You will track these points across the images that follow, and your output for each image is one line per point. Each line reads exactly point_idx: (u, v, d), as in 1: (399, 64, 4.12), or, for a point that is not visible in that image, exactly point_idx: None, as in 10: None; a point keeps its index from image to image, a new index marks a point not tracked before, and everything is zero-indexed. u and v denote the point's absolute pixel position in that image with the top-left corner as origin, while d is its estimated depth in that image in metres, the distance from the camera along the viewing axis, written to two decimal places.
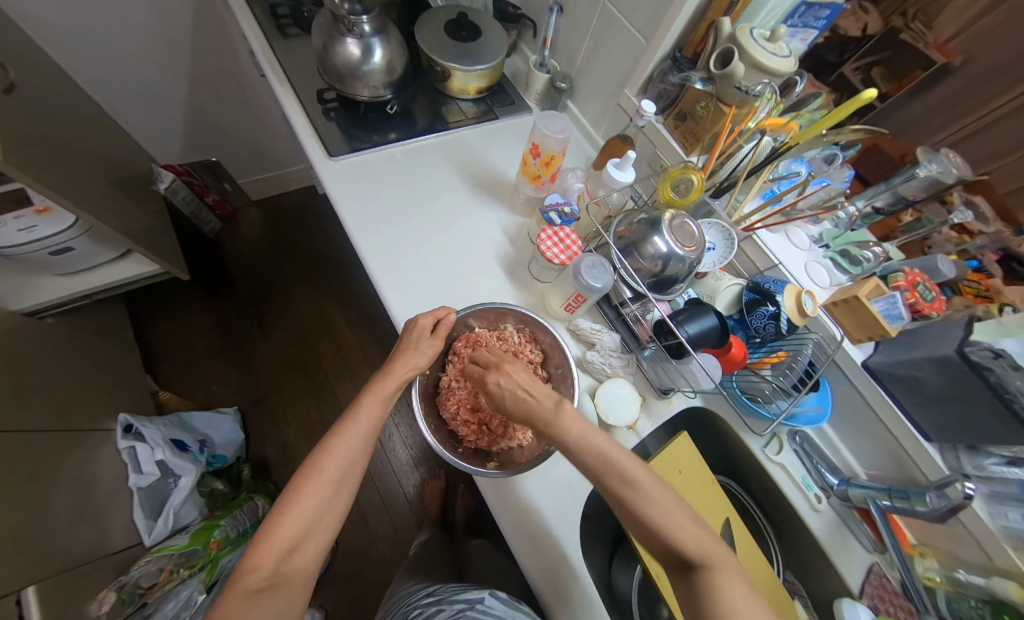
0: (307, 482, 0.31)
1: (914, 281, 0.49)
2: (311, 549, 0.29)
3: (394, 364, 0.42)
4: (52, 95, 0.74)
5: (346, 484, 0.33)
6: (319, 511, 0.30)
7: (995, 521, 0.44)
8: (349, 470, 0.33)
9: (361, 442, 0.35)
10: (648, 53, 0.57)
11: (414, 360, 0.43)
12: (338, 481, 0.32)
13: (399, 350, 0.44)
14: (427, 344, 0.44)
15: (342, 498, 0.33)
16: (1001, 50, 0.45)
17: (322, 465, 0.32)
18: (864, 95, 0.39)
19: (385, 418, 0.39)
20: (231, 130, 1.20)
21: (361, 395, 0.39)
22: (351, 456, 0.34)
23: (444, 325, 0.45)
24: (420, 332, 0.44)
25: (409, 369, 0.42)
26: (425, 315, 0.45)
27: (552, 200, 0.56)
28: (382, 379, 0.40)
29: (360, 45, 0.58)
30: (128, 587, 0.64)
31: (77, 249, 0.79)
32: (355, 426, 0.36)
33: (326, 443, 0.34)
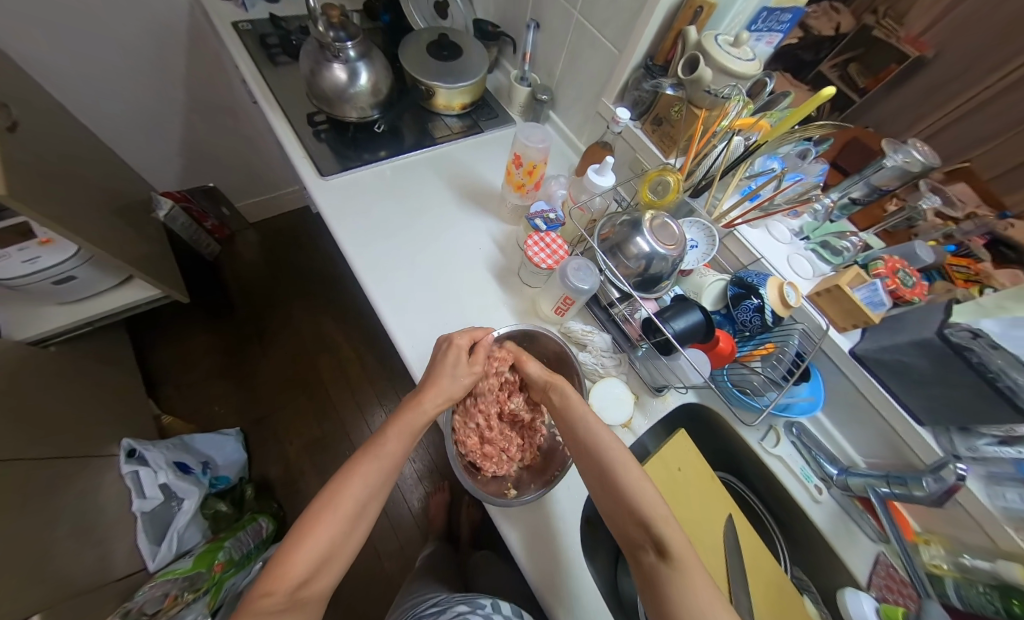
0: (324, 515, 0.32)
1: (894, 268, 0.50)
2: (323, 579, 0.31)
3: (427, 391, 0.41)
4: (55, 131, 0.77)
5: (361, 519, 0.34)
6: (335, 543, 0.32)
7: (994, 502, 0.44)
8: (365, 505, 0.35)
9: (380, 478, 0.36)
10: (621, 64, 0.59)
11: (447, 387, 0.41)
12: (355, 514, 0.33)
13: (432, 370, 0.43)
14: (465, 370, 0.43)
15: (356, 531, 0.34)
16: (972, 40, 0.47)
17: (339, 499, 0.33)
18: (824, 93, 0.41)
19: (405, 456, 0.39)
20: (227, 155, 1.24)
21: (385, 427, 0.39)
22: (367, 492, 0.35)
23: (479, 348, 0.45)
24: (457, 354, 0.43)
25: (442, 397, 0.41)
26: (461, 336, 0.44)
27: (538, 208, 0.59)
28: (412, 411, 0.39)
29: (346, 69, 0.61)
30: (132, 614, 0.63)
31: (79, 278, 0.81)
32: (379, 459, 0.37)
33: (347, 476, 0.35)
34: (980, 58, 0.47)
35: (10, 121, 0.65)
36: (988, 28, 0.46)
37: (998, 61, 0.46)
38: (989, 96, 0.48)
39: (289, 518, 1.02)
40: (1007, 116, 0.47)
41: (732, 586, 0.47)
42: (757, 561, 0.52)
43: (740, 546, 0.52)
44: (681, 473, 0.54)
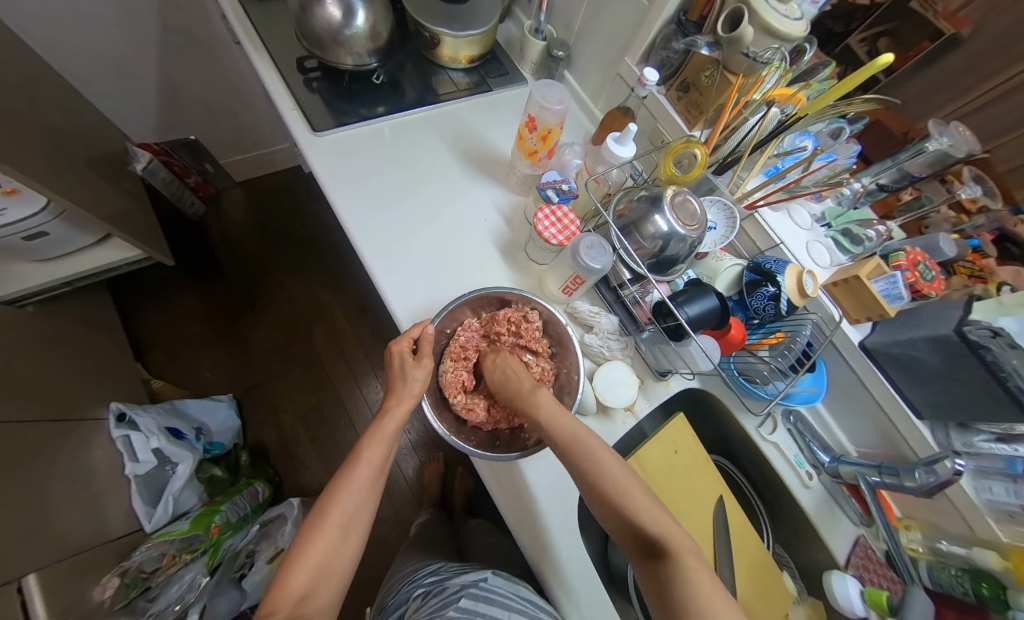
0: (317, 529, 0.31)
1: (915, 260, 0.48)
2: (326, 595, 0.29)
3: (391, 401, 0.41)
4: (7, 63, 0.68)
5: (353, 530, 0.33)
6: (329, 557, 0.30)
7: (979, 495, 0.45)
8: (355, 516, 0.33)
9: (368, 486, 0.35)
10: (649, 18, 0.53)
11: (406, 390, 0.41)
12: (347, 521, 0.33)
13: (388, 382, 0.43)
14: (412, 368, 0.42)
15: (350, 542, 0.33)
16: (1008, 20, 0.43)
17: (327, 513, 0.32)
18: (881, 60, 0.37)
19: (390, 461, 0.39)
20: (208, 106, 1.14)
21: (363, 438, 0.39)
22: (356, 500, 0.34)
23: (422, 344, 0.43)
24: (401, 359, 0.42)
25: (407, 400, 0.41)
26: (401, 340, 0.43)
27: (549, 178, 0.54)
28: (382, 419, 0.39)
29: (341, 7, 0.54)
30: (131, 572, 0.65)
31: (52, 234, 0.75)
32: (360, 469, 0.36)
33: (333, 490, 0.34)
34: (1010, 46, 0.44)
35: None
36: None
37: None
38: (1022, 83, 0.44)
39: (285, 483, 1.04)
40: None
41: (719, 562, 0.50)
42: (745, 541, 0.54)
43: (728, 526, 0.53)
44: (677, 455, 0.54)
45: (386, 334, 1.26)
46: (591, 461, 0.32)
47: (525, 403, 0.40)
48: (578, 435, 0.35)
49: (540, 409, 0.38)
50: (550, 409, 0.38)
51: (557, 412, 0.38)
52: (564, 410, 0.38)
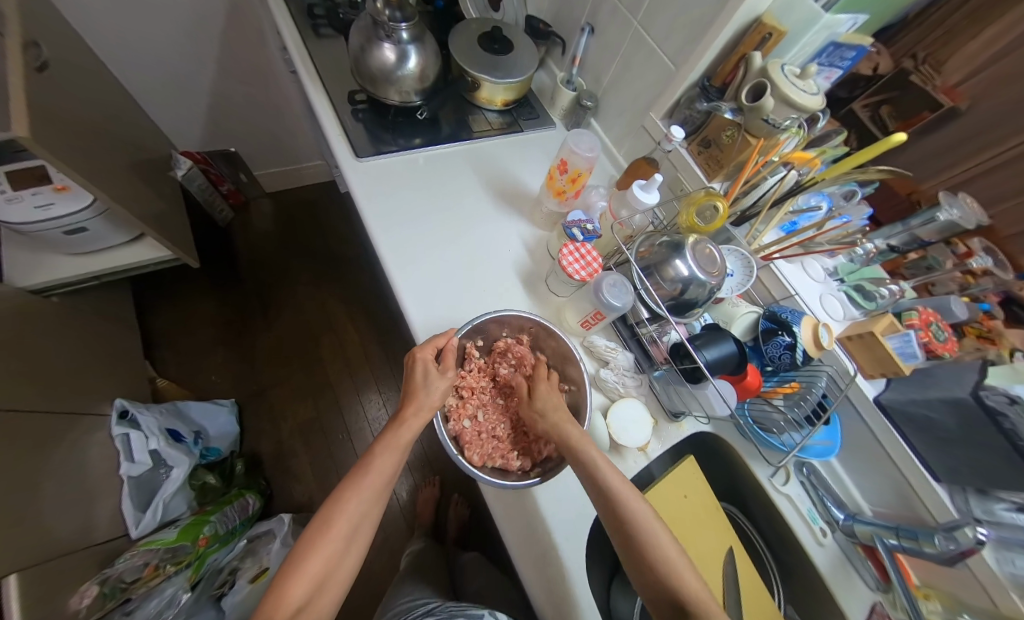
0: (323, 532, 0.32)
1: (927, 320, 0.49)
2: (320, 608, 0.29)
3: (407, 408, 0.41)
4: (80, 74, 0.74)
5: (357, 539, 0.34)
6: (328, 568, 0.30)
7: (1002, 568, 0.43)
8: (359, 525, 0.34)
9: (373, 496, 0.35)
10: (677, 79, 0.58)
11: (424, 400, 0.41)
12: (352, 526, 0.33)
13: (408, 383, 0.43)
14: (436, 378, 0.42)
15: (352, 551, 0.33)
16: (1008, 96, 0.46)
17: (333, 520, 0.32)
18: (893, 139, 0.39)
19: (398, 470, 0.39)
20: (251, 123, 1.21)
21: (376, 444, 0.39)
22: (362, 509, 0.34)
23: (447, 354, 0.44)
24: (424, 367, 0.42)
25: (422, 412, 0.41)
26: (425, 348, 0.43)
27: (575, 217, 0.57)
28: (398, 428, 0.39)
29: (396, 51, 0.59)
30: (111, 581, 0.62)
31: (91, 231, 0.79)
32: (368, 477, 0.36)
33: (341, 495, 0.35)
34: (1006, 121, 0.47)
35: (39, 60, 0.62)
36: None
37: None
38: None
39: (275, 496, 1.01)
40: None
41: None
42: (756, 601, 0.51)
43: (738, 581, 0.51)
44: (687, 501, 0.53)
45: (394, 350, 1.27)
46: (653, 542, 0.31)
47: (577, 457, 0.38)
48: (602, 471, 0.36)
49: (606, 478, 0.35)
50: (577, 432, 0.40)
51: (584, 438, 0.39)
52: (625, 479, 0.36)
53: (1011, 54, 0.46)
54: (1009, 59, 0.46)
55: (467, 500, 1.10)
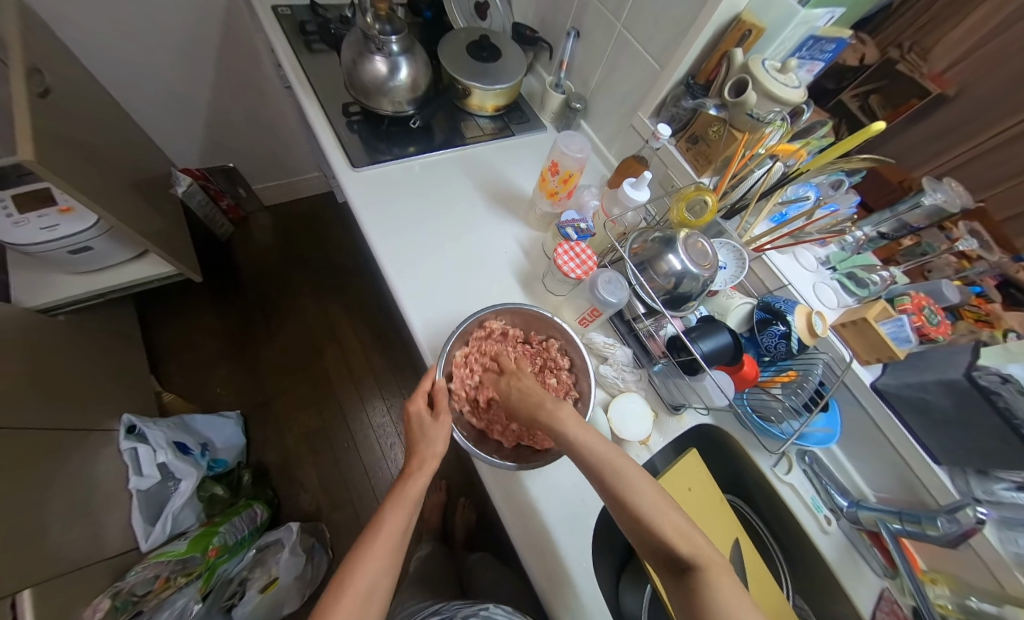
0: (365, 548, 0.32)
1: (920, 304, 0.50)
2: None
3: (412, 464, 0.40)
4: (81, 97, 0.76)
5: (375, 602, 0.29)
6: None
7: (1005, 547, 0.43)
8: (376, 588, 0.30)
9: (407, 520, 0.35)
10: (662, 79, 0.59)
11: (429, 450, 0.41)
12: (394, 543, 0.33)
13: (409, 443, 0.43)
14: (432, 426, 0.42)
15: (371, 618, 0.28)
16: (994, 81, 0.47)
17: (374, 539, 0.32)
18: (874, 128, 0.40)
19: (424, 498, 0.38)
20: (248, 138, 1.23)
21: (385, 503, 0.36)
22: (377, 569, 0.30)
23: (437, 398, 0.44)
24: (421, 420, 0.43)
25: (432, 458, 0.40)
26: (415, 400, 0.44)
27: (568, 217, 0.58)
28: (414, 468, 0.39)
29: (387, 63, 0.61)
30: (122, 594, 0.63)
31: (96, 249, 0.80)
32: (380, 535, 0.33)
33: (354, 557, 0.31)
34: (992, 106, 0.49)
35: (42, 86, 0.64)
36: (1009, 69, 0.46)
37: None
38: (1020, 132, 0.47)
39: (283, 506, 1.01)
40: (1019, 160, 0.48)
41: None
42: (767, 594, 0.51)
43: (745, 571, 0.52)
44: (691, 493, 0.53)
45: (395, 356, 1.28)
46: (617, 480, 0.29)
47: (547, 417, 0.37)
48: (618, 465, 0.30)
49: (568, 428, 0.34)
50: (577, 427, 0.35)
51: (583, 430, 0.34)
52: (592, 429, 0.35)
53: (992, 41, 0.47)
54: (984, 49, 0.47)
55: (473, 503, 1.10)
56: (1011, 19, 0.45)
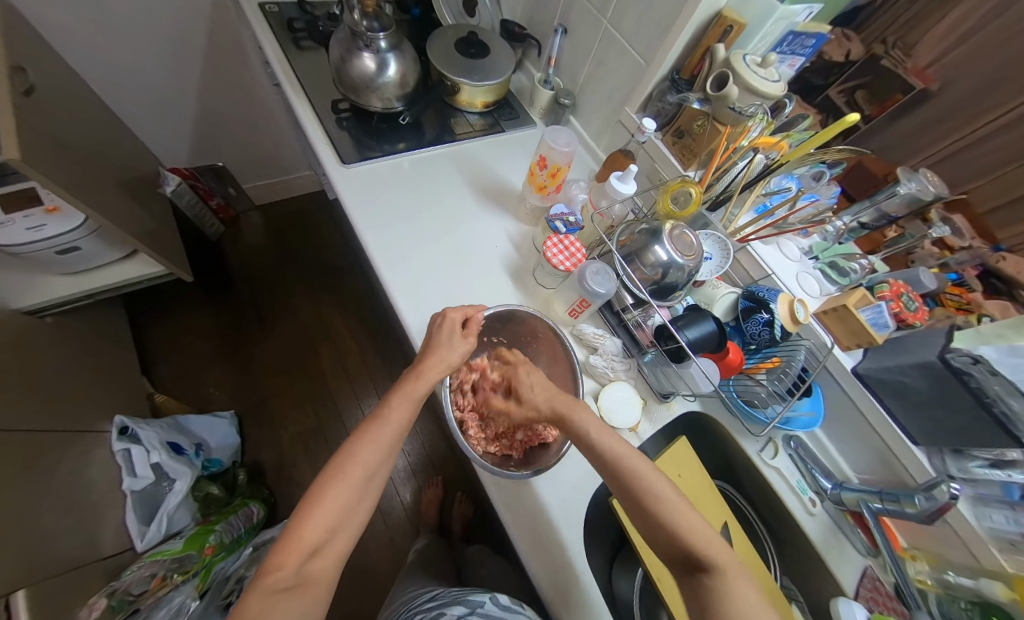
0: (338, 472, 0.32)
1: (898, 292, 0.52)
2: (334, 551, 0.29)
3: (426, 364, 0.42)
4: (66, 95, 0.75)
5: (370, 487, 0.34)
6: (343, 514, 0.30)
7: (981, 523, 0.45)
8: (373, 474, 0.34)
9: (388, 447, 0.35)
10: (648, 74, 0.60)
11: (446, 357, 0.42)
12: (372, 473, 0.34)
13: (427, 344, 0.44)
14: (457, 343, 0.43)
15: (365, 498, 0.33)
16: (976, 74, 0.49)
17: (349, 465, 0.32)
18: (847, 120, 0.42)
19: (411, 425, 0.39)
20: (238, 137, 1.22)
21: (391, 395, 0.39)
22: (376, 458, 0.34)
23: (471, 323, 0.46)
24: (450, 329, 0.44)
25: (442, 368, 0.42)
26: (455, 311, 0.45)
27: (558, 210, 0.59)
28: (415, 380, 0.40)
29: (376, 59, 0.61)
30: (118, 594, 0.62)
31: (83, 249, 0.80)
32: (382, 429, 0.36)
33: (356, 442, 0.35)
34: (976, 98, 0.50)
35: (24, 84, 0.63)
36: (993, 62, 0.47)
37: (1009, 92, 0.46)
38: (1003, 125, 0.48)
39: (279, 504, 1.02)
40: (1002, 153, 0.49)
41: None
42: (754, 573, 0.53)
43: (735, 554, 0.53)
44: (680, 480, 0.54)
45: (391, 354, 1.28)
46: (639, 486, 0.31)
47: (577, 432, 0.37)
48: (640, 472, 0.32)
49: (599, 439, 0.35)
50: (606, 438, 0.35)
51: (617, 442, 0.35)
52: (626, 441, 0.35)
53: (974, 36, 0.48)
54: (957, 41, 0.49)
55: (470, 498, 1.11)
56: (991, 16, 0.47)
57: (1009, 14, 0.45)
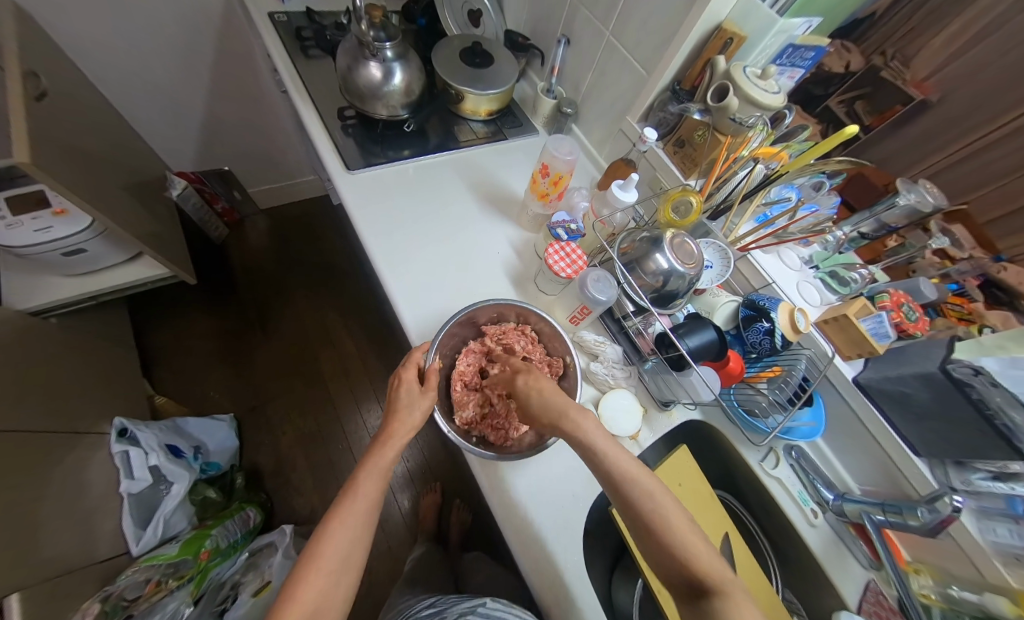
0: (330, 528, 0.33)
1: (899, 302, 0.52)
2: None
3: (392, 427, 0.42)
4: (77, 101, 0.77)
5: (348, 569, 0.32)
6: (322, 600, 0.29)
7: (984, 535, 0.44)
8: (351, 553, 0.33)
9: (362, 521, 0.35)
10: (649, 84, 0.61)
11: (409, 418, 0.42)
12: (360, 526, 0.35)
13: (391, 407, 0.44)
14: (420, 397, 0.43)
15: (344, 582, 0.31)
16: (972, 89, 0.49)
17: (323, 547, 0.32)
18: (846, 132, 0.42)
19: (385, 494, 0.38)
20: (244, 142, 1.23)
21: (361, 469, 0.39)
22: (353, 534, 0.34)
23: (428, 374, 0.45)
24: (408, 387, 0.44)
25: (408, 430, 0.41)
26: (408, 369, 0.45)
27: (559, 218, 0.60)
28: (383, 447, 0.40)
29: (382, 68, 0.62)
30: (112, 599, 0.62)
31: (89, 251, 0.80)
32: (355, 503, 0.36)
33: (330, 522, 0.34)
34: (974, 110, 0.50)
35: (37, 90, 0.64)
36: (990, 76, 0.48)
37: (1008, 104, 0.47)
38: (1005, 134, 0.48)
39: (276, 509, 1.01)
40: (1002, 165, 0.49)
41: None
42: (757, 586, 0.52)
43: (736, 566, 0.53)
44: (681, 489, 0.54)
45: (391, 358, 1.28)
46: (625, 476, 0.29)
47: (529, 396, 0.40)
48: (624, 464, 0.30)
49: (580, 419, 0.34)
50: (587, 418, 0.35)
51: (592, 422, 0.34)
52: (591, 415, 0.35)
53: (973, 50, 0.48)
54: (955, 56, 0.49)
55: (469, 505, 1.11)
56: (990, 29, 0.47)
57: (1003, 31, 0.45)
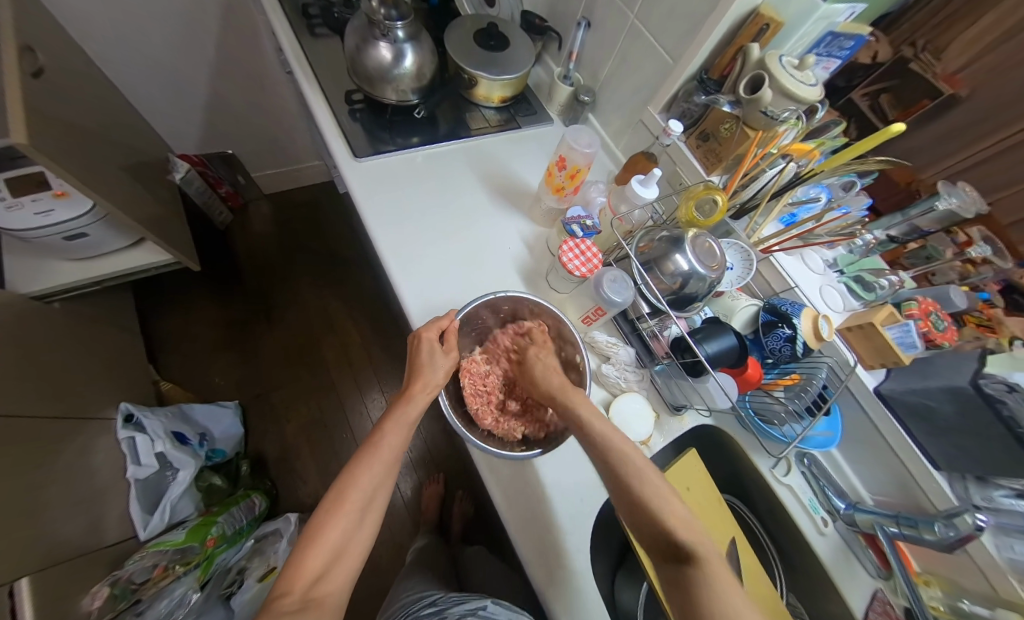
0: (353, 472, 0.33)
1: (927, 310, 0.50)
2: (338, 579, 0.28)
3: (413, 386, 0.41)
4: (77, 78, 0.74)
5: (369, 514, 0.32)
6: (344, 539, 0.30)
7: (1001, 553, 0.43)
8: (373, 498, 0.33)
9: (384, 468, 0.34)
10: (674, 72, 0.58)
11: (431, 378, 0.41)
12: (384, 473, 0.34)
13: (411, 367, 0.42)
14: (441, 358, 0.42)
15: (366, 524, 0.32)
16: (1012, 81, 0.46)
17: (346, 491, 0.31)
18: (892, 129, 0.39)
19: (407, 447, 0.38)
20: (248, 125, 1.20)
21: (385, 421, 0.38)
22: (375, 481, 0.33)
23: (449, 334, 0.45)
24: (430, 346, 0.43)
25: (430, 389, 0.41)
26: (429, 329, 0.44)
27: (575, 213, 0.57)
28: (405, 403, 0.39)
29: (393, 50, 0.59)
30: (122, 582, 0.64)
31: (92, 235, 0.79)
32: (379, 451, 0.35)
33: (356, 466, 0.34)
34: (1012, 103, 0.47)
35: (34, 66, 0.62)
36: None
37: None
38: None
39: (281, 496, 1.02)
40: None
41: None
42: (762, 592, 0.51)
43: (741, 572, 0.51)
44: (689, 493, 0.54)
45: (396, 349, 1.27)
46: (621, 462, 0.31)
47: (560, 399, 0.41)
48: (623, 452, 0.32)
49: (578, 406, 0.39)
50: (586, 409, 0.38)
51: (593, 412, 0.38)
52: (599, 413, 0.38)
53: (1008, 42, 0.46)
54: (1005, 47, 0.46)
55: (471, 496, 1.11)
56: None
57: None
